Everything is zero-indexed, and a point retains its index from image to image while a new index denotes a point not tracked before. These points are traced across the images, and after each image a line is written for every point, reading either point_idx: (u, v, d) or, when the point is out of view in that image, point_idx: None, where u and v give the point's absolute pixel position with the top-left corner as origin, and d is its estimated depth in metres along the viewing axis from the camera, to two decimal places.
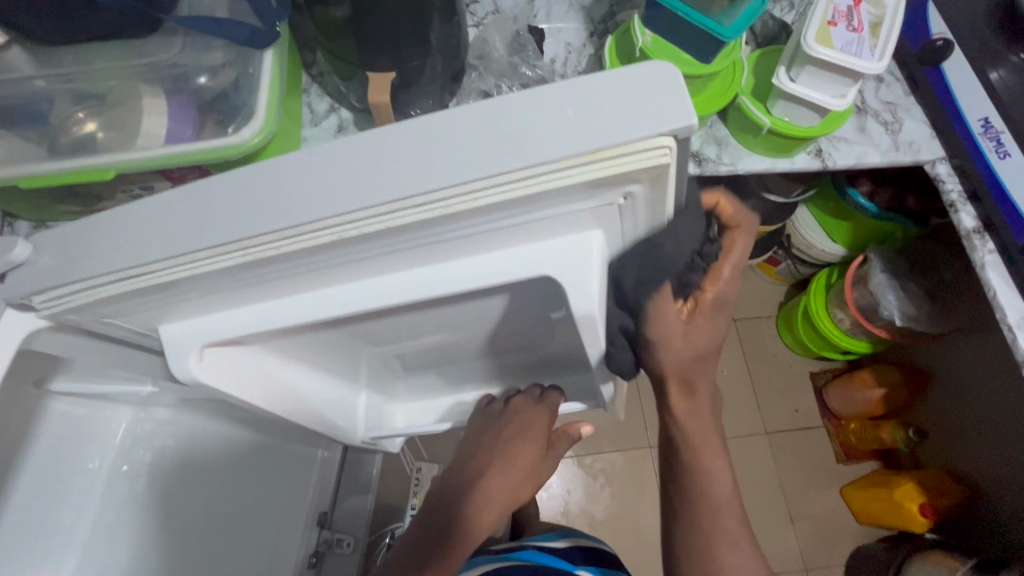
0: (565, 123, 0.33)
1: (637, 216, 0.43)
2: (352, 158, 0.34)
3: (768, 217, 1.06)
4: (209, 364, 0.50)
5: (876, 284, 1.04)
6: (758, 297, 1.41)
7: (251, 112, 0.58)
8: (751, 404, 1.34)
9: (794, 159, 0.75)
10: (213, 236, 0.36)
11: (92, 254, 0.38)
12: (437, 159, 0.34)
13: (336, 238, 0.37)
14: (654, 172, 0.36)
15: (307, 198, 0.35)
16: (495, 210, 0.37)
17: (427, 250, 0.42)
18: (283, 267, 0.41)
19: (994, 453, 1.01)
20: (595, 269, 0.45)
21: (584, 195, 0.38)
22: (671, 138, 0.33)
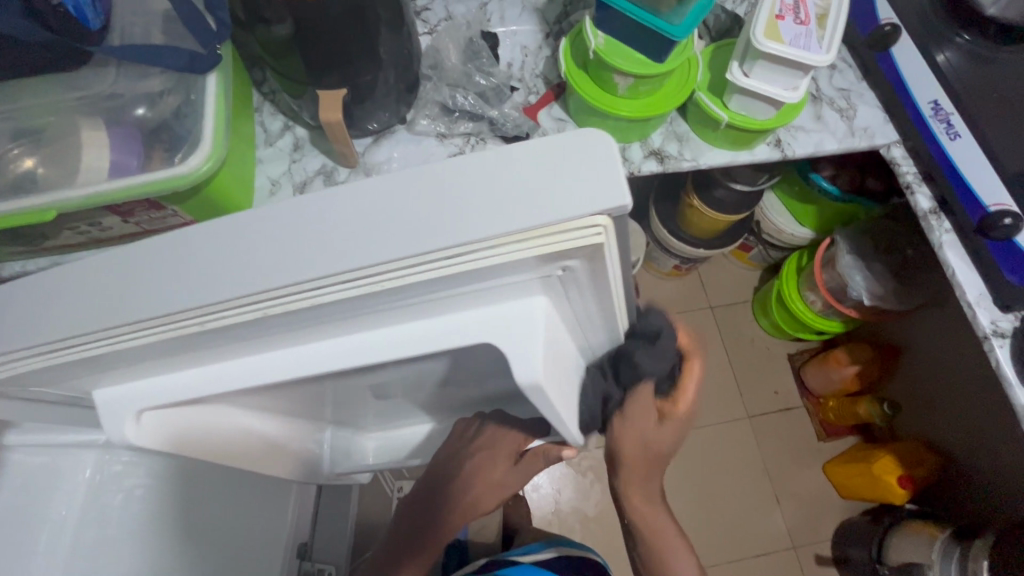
0: (488, 202, 0.31)
1: (582, 286, 0.42)
2: (262, 235, 0.33)
3: (736, 206, 1.07)
4: (149, 429, 0.47)
5: (843, 265, 1.06)
6: (733, 284, 1.43)
7: (197, 141, 0.56)
8: (733, 389, 1.36)
9: (754, 151, 0.76)
10: (139, 309, 0.35)
11: (34, 310, 0.37)
12: (352, 241, 0.32)
13: (258, 315, 0.36)
14: (589, 249, 0.34)
15: (219, 277, 0.34)
16: (418, 287, 0.36)
17: (367, 318, 0.41)
18: (226, 336, 0.39)
19: (963, 420, 1.05)
20: (538, 346, 0.41)
21: (517, 269, 0.36)
22: (605, 216, 0.32)
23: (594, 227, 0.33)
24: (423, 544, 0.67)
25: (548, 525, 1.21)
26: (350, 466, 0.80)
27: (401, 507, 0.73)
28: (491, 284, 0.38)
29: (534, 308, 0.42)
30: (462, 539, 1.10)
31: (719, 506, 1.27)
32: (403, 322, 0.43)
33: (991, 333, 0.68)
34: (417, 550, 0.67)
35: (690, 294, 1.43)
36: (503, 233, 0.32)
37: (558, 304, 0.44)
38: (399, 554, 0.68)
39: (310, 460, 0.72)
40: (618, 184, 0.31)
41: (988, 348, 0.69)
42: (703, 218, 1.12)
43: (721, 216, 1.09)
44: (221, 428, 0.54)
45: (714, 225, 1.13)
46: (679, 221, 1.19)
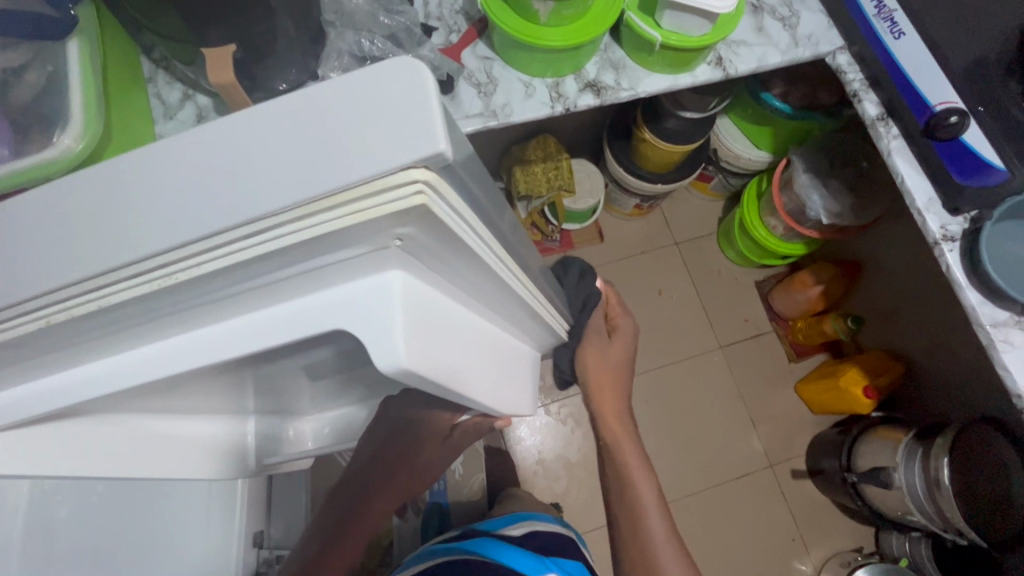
0: (267, 171, 0.27)
1: (443, 250, 0.37)
2: (38, 224, 0.29)
3: (689, 135, 1.03)
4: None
5: (801, 185, 1.04)
6: (697, 216, 1.42)
7: (67, 118, 0.50)
8: (702, 321, 1.37)
9: (695, 73, 0.72)
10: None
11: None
12: (130, 225, 0.28)
13: (44, 324, 0.31)
14: (416, 212, 0.30)
15: (6, 275, 0.30)
16: (231, 272, 0.31)
17: (197, 309, 0.36)
18: (65, 338, 0.35)
19: (923, 326, 1.07)
20: (395, 314, 0.34)
21: (345, 242, 0.32)
22: (420, 172, 0.27)
23: (408, 184, 0.28)
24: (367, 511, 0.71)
25: (534, 474, 1.22)
26: (288, 452, 0.78)
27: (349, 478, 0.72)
28: (327, 261, 0.34)
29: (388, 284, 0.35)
30: (444, 501, 1.09)
31: (683, 442, 1.30)
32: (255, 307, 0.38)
33: (941, 238, 0.67)
34: (374, 499, 0.70)
35: (655, 232, 1.41)
36: (296, 203, 0.27)
37: (422, 274, 0.38)
38: (358, 508, 0.70)
39: (235, 451, 0.71)
40: (424, 129, 0.26)
41: (938, 254, 0.68)
42: (656, 152, 1.08)
43: (675, 148, 1.05)
44: (114, 431, 0.50)
45: (669, 157, 1.09)
46: (635, 157, 1.15)
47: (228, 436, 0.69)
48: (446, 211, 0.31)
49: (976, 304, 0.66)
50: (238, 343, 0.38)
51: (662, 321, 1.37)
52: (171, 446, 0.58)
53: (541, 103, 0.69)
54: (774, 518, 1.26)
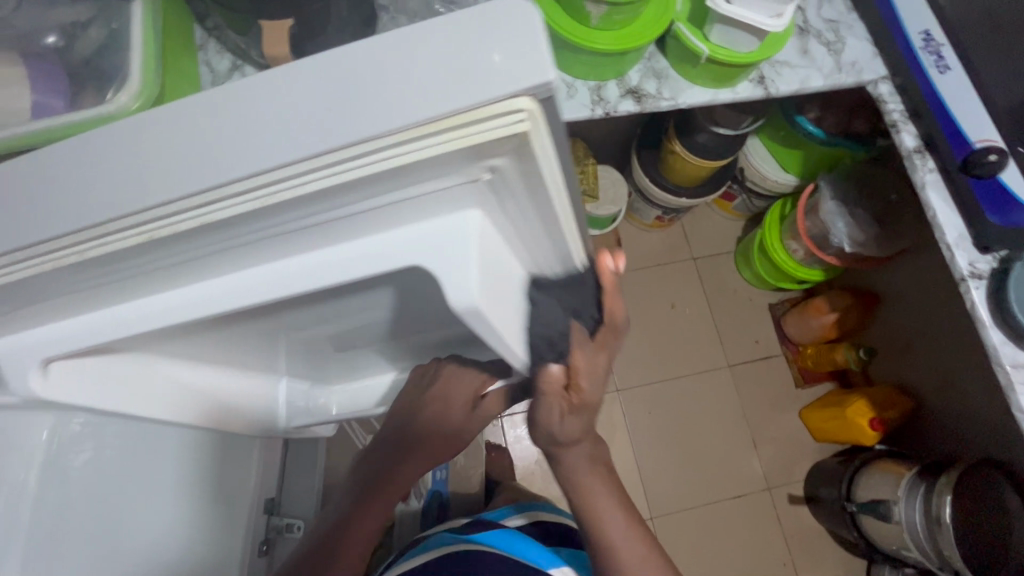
0: (386, 94, 0.29)
1: (517, 193, 0.38)
2: (142, 143, 0.30)
3: (718, 151, 1.04)
4: (57, 378, 0.45)
5: (826, 212, 1.04)
6: (717, 233, 1.42)
7: (126, 76, 0.51)
8: (713, 339, 1.37)
9: (737, 89, 0.72)
10: (22, 235, 0.32)
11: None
12: (248, 141, 0.30)
13: (147, 238, 0.33)
14: (515, 142, 0.32)
15: (107, 190, 0.31)
16: (332, 196, 0.33)
17: (283, 238, 0.38)
18: (147, 262, 0.37)
19: (937, 363, 1.06)
20: (471, 254, 0.38)
21: (439, 173, 0.34)
22: (528, 100, 0.30)
23: (513, 113, 0.30)
24: (383, 496, 0.67)
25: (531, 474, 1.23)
26: (312, 419, 0.77)
27: (350, 475, 0.70)
28: (413, 194, 0.35)
29: (467, 223, 0.39)
30: (443, 491, 1.11)
31: (687, 452, 1.30)
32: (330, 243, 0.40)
33: (968, 275, 0.67)
34: (375, 491, 0.67)
35: (673, 245, 1.41)
36: (412, 124, 0.29)
37: (496, 220, 0.41)
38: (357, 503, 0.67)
39: (261, 415, 0.71)
40: (537, 60, 0.29)
41: (965, 290, 0.68)
42: (685, 165, 1.08)
43: (704, 162, 1.05)
44: (144, 380, 0.53)
45: (697, 171, 1.09)
46: (661, 169, 1.16)
47: (257, 397, 0.69)
48: (540, 148, 0.33)
49: (998, 344, 0.66)
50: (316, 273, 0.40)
51: (673, 333, 1.37)
52: (188, 405, 0.59)
53: (582, 105, 0.70)
54: (769, 540, 1.26)
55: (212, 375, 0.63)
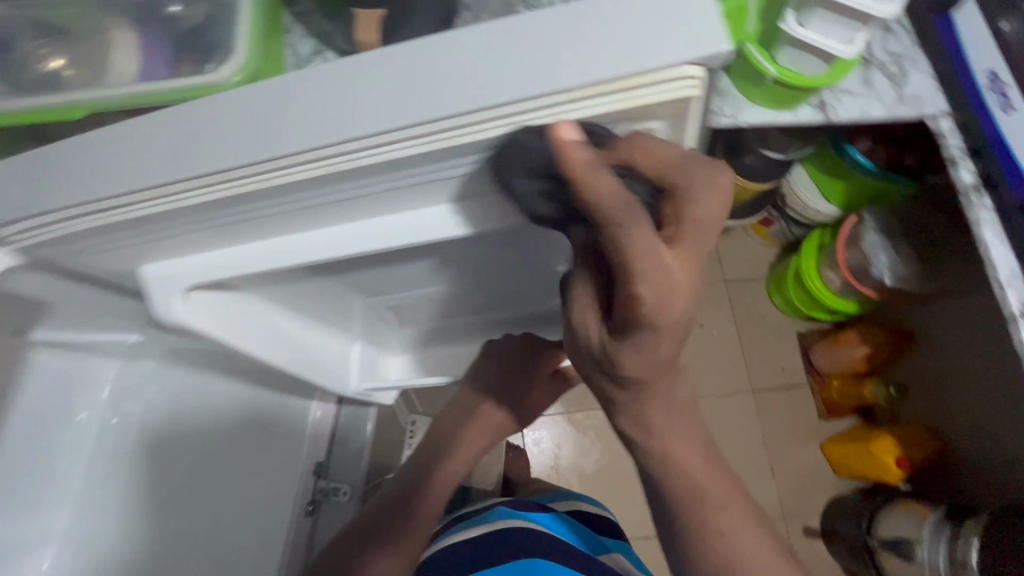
0: (587, 55, 0.38)
1: (648, 152, 0.49)
2: (369, 86, 0.40)
3: (766, 173, 1.06)
4: (197, 302, 0.57)
5: (868, 244, 1.05)
6: (751, 258, 1.42)
7: (231, 49, 0.54)
8: (739, 362, 1.36)
9: (796, 113, 0.74)
10: (257, 153, 0.41)
11: (165, 163, 0.42)
12: (467, 87, 0.39)
13: (360, 161, 0.43)
14: (679, 104, 0.42)
15: (326, 122, 0.40)
16: (511, 136, 0.42)
17: (443, 175, 0.47)
18: (315, 191, 0.46)
19: (968, 408, 1.05)
20: (605, 201, 0.50)
21: (604, 123, 0.43)
22: (698, 71, 0.39)
23: (682, 77, 0.40)
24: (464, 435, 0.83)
25: (546, 477, 1.24)
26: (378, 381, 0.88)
27: (411, 458, 0.87)
28: (569, 147, 0.46)
29: (599, 178, 0.50)
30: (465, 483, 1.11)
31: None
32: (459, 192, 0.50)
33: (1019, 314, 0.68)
34: (434, 469, 0.82)
35: (705, 265, 1.42)
36: (598, 82, 0.39)
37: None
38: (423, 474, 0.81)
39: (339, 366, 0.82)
40: (709, 33, 0.38)
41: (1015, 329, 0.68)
42: (732, 185, 1.11)
43: (750, 183, 1.08)
44: (254, 313, 0.66)
45: (741, 192, 1.11)
46: None
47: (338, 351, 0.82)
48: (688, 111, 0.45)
49: None
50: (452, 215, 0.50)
51: (698, 353, 1.37)
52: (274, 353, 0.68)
53: None
54: None
55: (298, 324, 0.74)
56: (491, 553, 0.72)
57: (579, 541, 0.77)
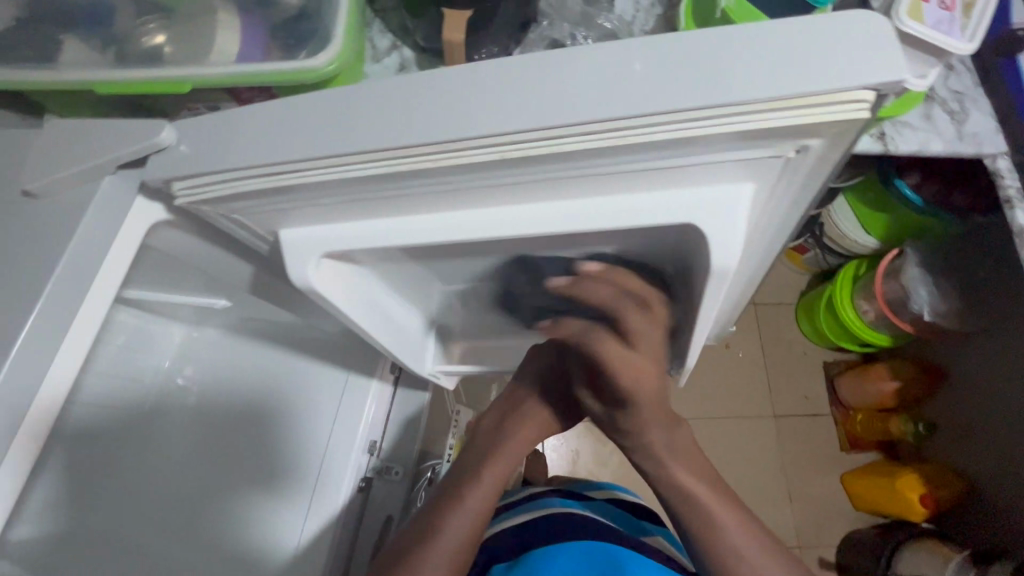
0: (749, 71, 0.37)
1: (797, 172, 0.45)
2: (522, 87, 0.40)
3: (811, 201, 1.06)
4: (325, 272, 0.56)
5: (909, 277, 1.04)
6: (781, 284, 1.42)
7: (327, 38, 0.56)
8: (762, 386, 1.36)
9: (856, 142, 0.74)
10: (405, 137, 0.41)
11: (313, 137, 0.42)
12: (631, 92, 0.38)
13: (510, 155, 0.41)
14: (844, 126, 0.38)
15: (476, 116, 0.40)
16: (667, 146, 0.40)
17: (590, 179, 0.44)
18: (440, 180, 0.44)
19: (999, 450, 1.04)
20: (740, 219, 0.45)
21: (757, 143, 0.40)
22: (870, 94, 0.37)
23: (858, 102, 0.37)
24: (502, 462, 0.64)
25: None
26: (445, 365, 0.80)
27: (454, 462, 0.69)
28: (717, 161, 0.42)
29: (742, 194, 0.45)
30: None
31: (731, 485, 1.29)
32: (592, 194, 0.46)
33: None
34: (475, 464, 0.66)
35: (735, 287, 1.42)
36: (770, 98, 0.37)
37: (763, 199, 0.47)
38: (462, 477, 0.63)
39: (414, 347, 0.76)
40: (897, 58, 0.35)
41: None
42: None
43: None
44: (364, 289, 0.62)
45: None
46: None
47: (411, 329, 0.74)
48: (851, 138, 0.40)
49: None
50: (591, 219, 0.46)
51: (722, 373, 1.37)
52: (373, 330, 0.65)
53: None
54: None
55: (395, 303, 0.69)
56: (528, 543, 0.68)
57: (622, 526, 0.72)
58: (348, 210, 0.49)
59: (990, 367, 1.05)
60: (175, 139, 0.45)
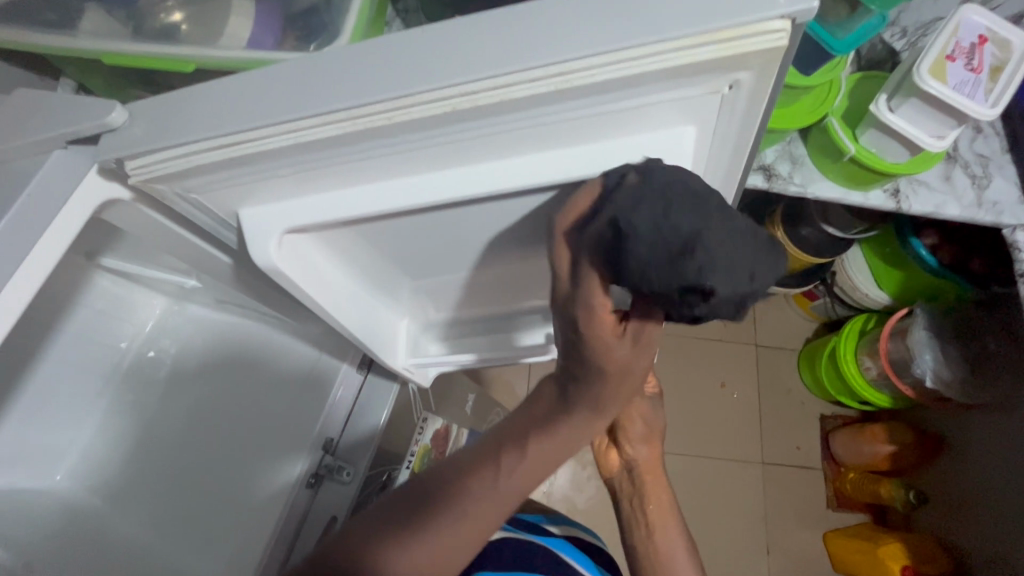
0: (669, 11, 0.34)
1: (735, 113, 0.42)
2: (454, 38, 0.37)
3: (821, 248, 1.03)
4: (285, 250, 0.51)
5: (915, 339, 1.00)
6: (784, 327, 1.39)
7: (336, 34, 0.57)
8: (752, 430, 1.32)
9: (868, 196, 0.72)
10: (332, 100, 0.38)
11: (240, 107, 0.40)
12: (564, 33, 0.35)
13: (447, 110, 0.37)
14: (769, 58, 0.36)
15: (417, 70, 0.37)
16: (601, 90, 0.37)
17: (532, 133, 0.41)
18: (384, 145, 0.41)
19: (991, 533, 0.99)
20: (683, 164, 0.43)
21: (690, 81, 0.38)
22: (786, 23, 0.34)
23: (778, 32, 0.34)
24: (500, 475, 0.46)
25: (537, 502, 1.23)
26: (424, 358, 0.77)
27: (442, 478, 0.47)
28: (647, 102, 0.39)
29: (681, 136, 0.43)
30: None
31: (709, 528, 1.26)
32: (542, 147, 0.43)
33: None
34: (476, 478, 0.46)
35: (739, 326, 1.39)
36: (692, 34, 0.34)
37: (707, 138, 0.45)
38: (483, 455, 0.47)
39: (387, 335, 0.72)
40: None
41: None
42: None
43: (803, 257, 1.04)
44: (330, 279, 0.59)
45: (792, 262, 1.08)
46: None
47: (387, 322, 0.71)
48: (783, 66, 0.38)
49: None
50: (522, 176, 0.43)
51: (712, 411, 1.34)
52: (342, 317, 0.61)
53: None
54: None
55: (366, 293, 0.66)
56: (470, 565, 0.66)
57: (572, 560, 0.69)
58: (304, 183, 0.46)
59: (992, 444, 1.00)
60: (126, 119, 0.42)
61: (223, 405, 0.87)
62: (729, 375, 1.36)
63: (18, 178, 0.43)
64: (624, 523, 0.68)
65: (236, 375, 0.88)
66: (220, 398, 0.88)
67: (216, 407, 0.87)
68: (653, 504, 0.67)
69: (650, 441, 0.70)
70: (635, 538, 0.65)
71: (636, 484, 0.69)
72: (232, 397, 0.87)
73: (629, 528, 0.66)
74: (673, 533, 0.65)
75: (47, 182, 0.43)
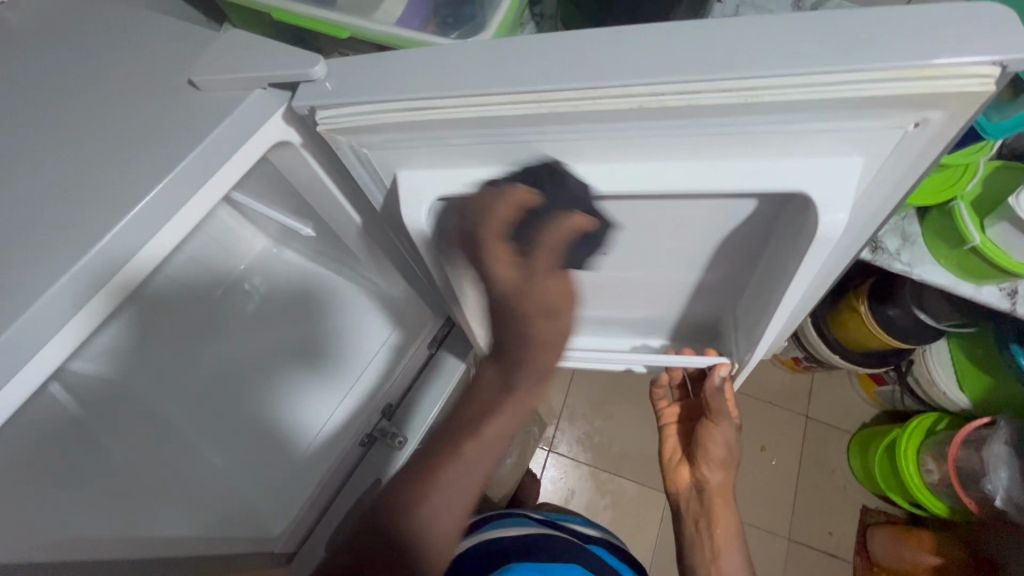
0: (875, 47, 0.35)
1: (910, 154, 0.42)
2: (641, 48, 0.39)
3: (909, 333, 0.97)
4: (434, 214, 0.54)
5: (992, 453, 0.94)
6: (839, 408, 1.32)
7: (481, 27, 0.59)
8: (786, 503, 1.26)
9: (980, 290, 0.68)
10: (519, 81, 0.41)
11: (428, 73, 0.43)
12: (760, 57, 0.37)
13: (632, 107, 0.40)
14: (970, 100, 0.37)
15: (605, 67, 0.39)
16: (785, 109, 0.39)
17: (701, 141, 0.42)
18: (546, 127, 0.44)
19: None
20: (850, 195, 0.42)
21: (876, 113, 0.38)
22: (997, 68, 0.35)
23: (987, 75, 0.35)
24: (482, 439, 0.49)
25: None
26: None
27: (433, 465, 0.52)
28: (830, 128, 0.40)
29: (851, 168, 0.42)
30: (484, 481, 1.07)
31: None
32: (705, 159, 0.44)
33: None
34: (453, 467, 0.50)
35: (793, 394, 1.33)
36: (898, 67, 0.35)
37: (867, 180, 0.44)
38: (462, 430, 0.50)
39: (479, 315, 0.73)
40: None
41: None
42: (862, 329, 1.02)
43: (882, 335, 0.98)
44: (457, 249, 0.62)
45: (868, 342, 1.03)
46: (827, 317, 1.09)
47: None
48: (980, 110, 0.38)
49: None
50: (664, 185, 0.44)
51: (748, 473, 1.28)
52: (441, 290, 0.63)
53: None
54: None
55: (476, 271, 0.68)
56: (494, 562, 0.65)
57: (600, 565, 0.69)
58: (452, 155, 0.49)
59: None
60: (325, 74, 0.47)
61: (290, 347, 0.96)
62: (772, 441, 1.30)
63: (209, 106, 0.48)
64: (686, 544, 0.71)
65: (305, 323, 0.97)
66: (288, 341, 0.96)
67: (282, 347, 0.96)
68: (720, 530, 0.69)
69: (727, 467, 0.70)
70: (697, 557, 0.69)
71: (703, 505, 0.71)
72: (300, 341, 0.96)
73: (689, 543, 0.71)
74: (735, 559, 0.68)
75: (239, 115, 0.48)
